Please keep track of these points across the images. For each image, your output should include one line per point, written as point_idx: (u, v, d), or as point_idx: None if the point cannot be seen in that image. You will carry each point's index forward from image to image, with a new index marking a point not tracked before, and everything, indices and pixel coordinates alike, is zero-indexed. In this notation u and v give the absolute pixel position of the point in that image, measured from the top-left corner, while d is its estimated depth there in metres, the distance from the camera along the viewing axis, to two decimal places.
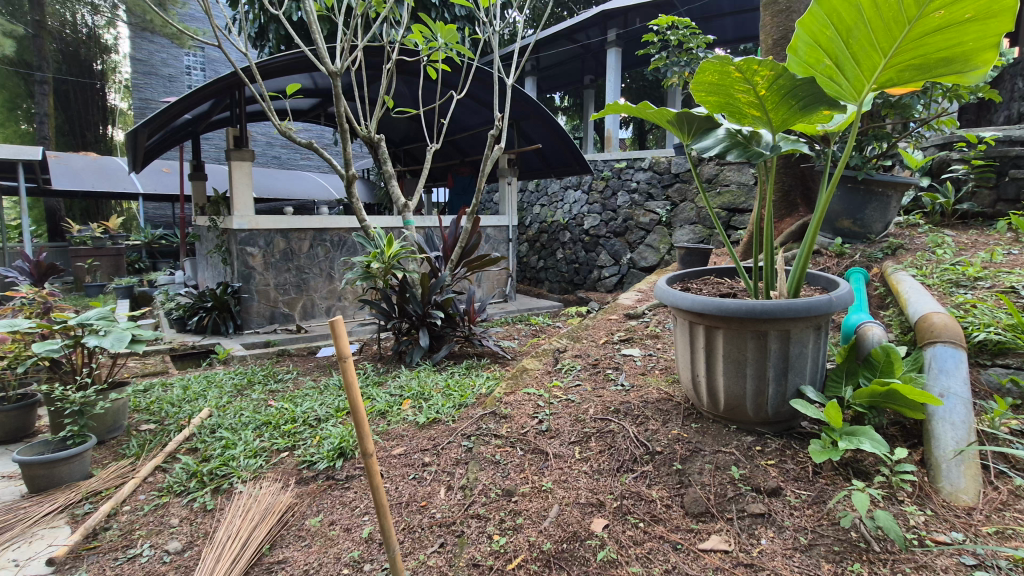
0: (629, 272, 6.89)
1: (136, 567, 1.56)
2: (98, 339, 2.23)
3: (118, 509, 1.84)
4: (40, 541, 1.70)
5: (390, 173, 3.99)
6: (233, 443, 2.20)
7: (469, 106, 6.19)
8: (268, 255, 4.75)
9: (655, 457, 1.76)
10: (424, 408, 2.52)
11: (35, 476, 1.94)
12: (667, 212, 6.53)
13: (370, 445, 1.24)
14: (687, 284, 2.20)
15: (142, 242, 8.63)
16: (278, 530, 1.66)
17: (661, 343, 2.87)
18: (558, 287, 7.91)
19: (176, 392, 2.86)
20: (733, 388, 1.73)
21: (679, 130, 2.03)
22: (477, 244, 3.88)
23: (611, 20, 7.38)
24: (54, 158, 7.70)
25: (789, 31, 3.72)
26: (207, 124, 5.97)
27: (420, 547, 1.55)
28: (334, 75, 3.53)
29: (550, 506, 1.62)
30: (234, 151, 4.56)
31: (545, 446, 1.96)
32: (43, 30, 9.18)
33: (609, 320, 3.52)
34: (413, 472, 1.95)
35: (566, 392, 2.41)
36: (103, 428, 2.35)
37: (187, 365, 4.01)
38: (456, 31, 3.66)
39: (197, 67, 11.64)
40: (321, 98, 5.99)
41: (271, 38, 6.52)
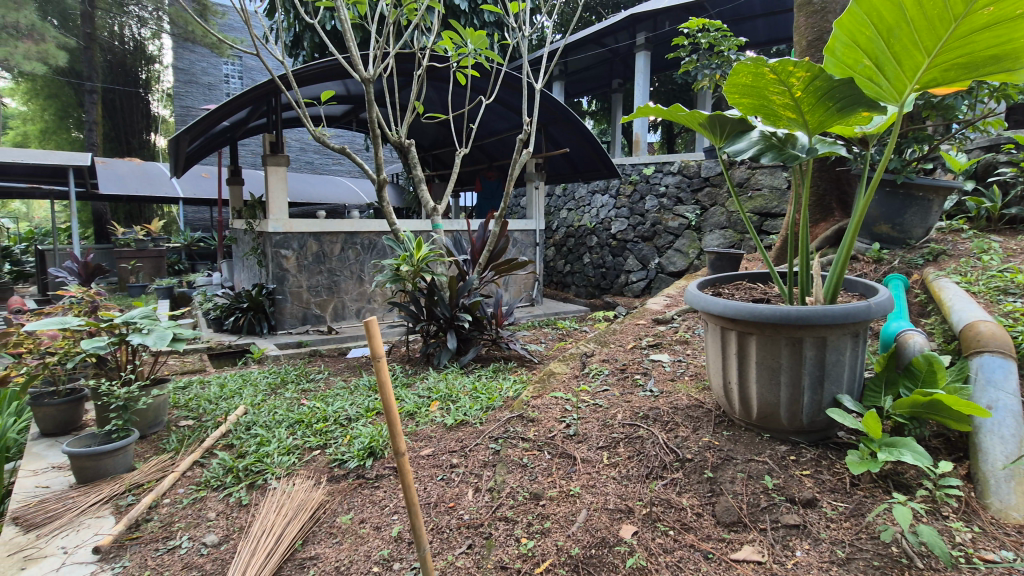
0: (658, 277, 6.80)
1: (176, 558, 1.61)
2: (142, 337, 2.32)
3: (159, 502, 1.91)
4: (87, 530, 1.77)
5: (420, 177, 4.03)
6: (267, 441, 2.26)
7: (498, 110, 6.23)
8: (301, 257, 4.86)
9: (685, 464, 1.73)
10: (452, 410, 2.55)
11: (83, 468, 2.03)
12: (697, 216, 6.44)
13: (402, 444, 1.26)
14: (718, 290, 2.17)
15: (181, 245, 8.96)
16: (310, 526, 1.70)
17: (691, 349, 2.83)
18: (585, 291, 7.87)
19: (213, 390, 2.96)
20: (766, 396, 1.69)
21: (711, 133, 2.00)
22: (505, 247, 3.90)
23: (640, 23, 7.34)
24: (101, 164, 8.04)
25: (824, 32, 3.64)
26: (244, 132, 6.16)
27: (448, 547, 1.56)
28: (367, 82, 3.60)
29: (579, 511, 1.61)
30: (269, 156, 4.70)
31: (573, 450, 1.95)
32: (93, 43, 9.63)
33: (637, 325, 3.48)
34: (441, 473, 1.97)
35: (594, 396, 2.39)
36: (145, 423, 2.44)
37: (223, 364, 4.14)
38: (486, 37, 3.70)
39: (235, 75, 12.04)
40: (353, 104, 6.13)
41: (305, 46, 6.71)
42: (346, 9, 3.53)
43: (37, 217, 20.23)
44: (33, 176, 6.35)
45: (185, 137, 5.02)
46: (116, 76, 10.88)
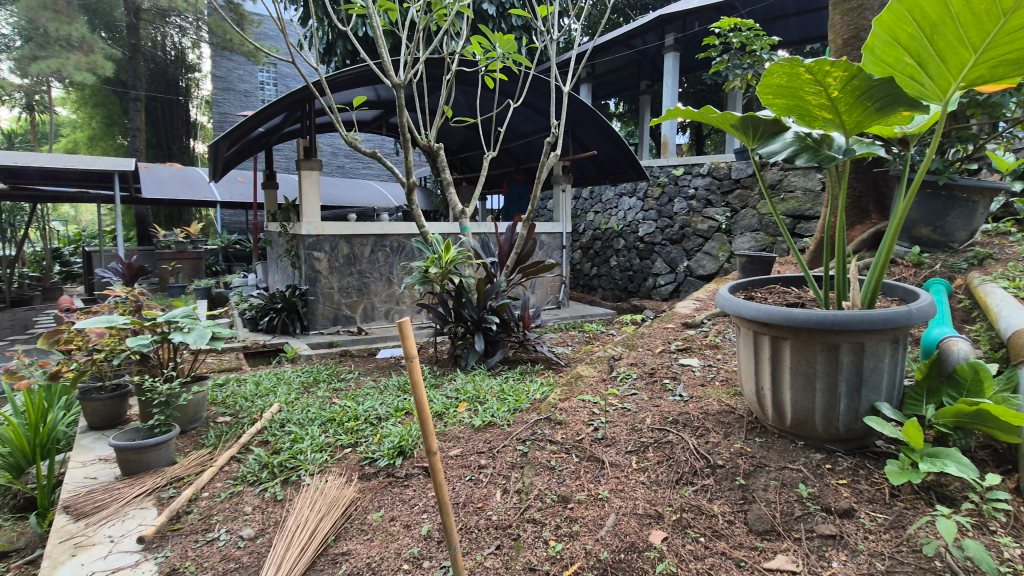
0: (686, 281, 6.71)
1: (214, 550, 1.67)
2: (183, 335, 2.41)
3: (198, 495, 1.98)
4: (131, 520, 1.85)
5: (449, 180, 4.07)
6: (301, 438, 2.32)
7: (526, 114, 6.26)
8: (332, 259, 4.97)
9: (716, 471, 1.71)
10: (480, 411, 2.57)
11: (128, 460, 2.12)
12: (727, 219, 6.33)
13: (434, 443, 1.28)
14: (751, 294, 2.13)
15: (218, 247, 9.26)
16: (342, 522, 1.73)
17: (721, 353, 2.78)
18: (612, 294, 7.81)
19: (249, 387, 3.05)
20: (800, 402, 1.66)
21: (743, 134, 1.97)
22: (533, 250, 3.91)
23: (669, 24, 7.26)
24: (144, 169, 8.39)
25: (862, 29, 3.54)
26: (279, 137, 6.33)
27: (477, 547, 1.57)
28: (398, 87, 3.66)
29: (607, 515, 1.60)
30: (303, 161, 4.82)
31: (601, 454, 1.94)
32: (138, 53, 10.06)
33: (666, 329, 3.44)
34: (470, 473, 1.98)
35: (622, 400, 2.38)
36: (185, 419, 2.54)
37: (258, 363, 4.27)
38: (515, 41, 3.72)
39: (270, 82, 12.39)
40: (384, 109, 6.24)
41: (338, 53, 6.86)
42: (378, 16, 3.59)
43: (84, 220, 21.19)
44: (82, 181, 6.66)
45: (223, 143, 5.19)
46: (158, 84, 11.33)
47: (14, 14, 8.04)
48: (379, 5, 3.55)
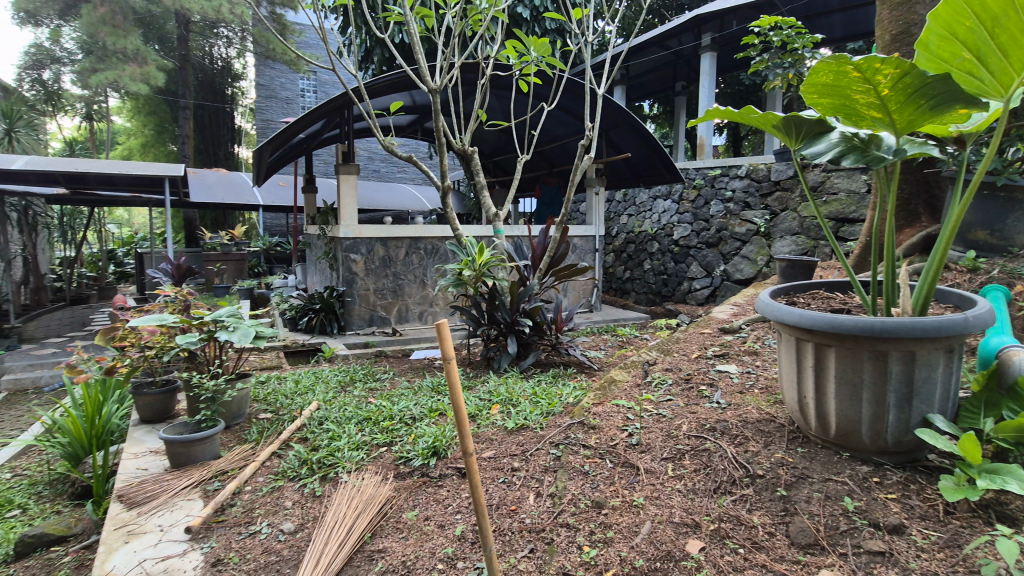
0: (723, 285, 6.55)
1: (257, 543, 1.72)
2: (228, 334, 2.51)
3: (242, 489, 2.04)
4: (179, 510, 1.93)
5: (483, 183, 4.08)
6: (339, 436, 2.37)
7: (559, 117, 6.26)
8: (368, 261, 5.07)
9: (756, 481, 1.66)
10: (513, 414, 2.57)
11: (176, 453, 2.21)
12: (766, 222, 6.16)
13: (471, 445, 1.30)
14: (793, 298, 2.07)
15: (260, 249, 9.58)
16: (378, 520, 1.76)
17: (760, 360, 2.70)
18: (645, 298, 7.71)
19: (289, 385, 3.14)
20: (846, 412, 1.59)
21: (785, 134, 1.91)
22: (566, 253, 3.89)
23: (706, 24, 7.13)
24: (192, 174, 8.77)
25: (911, 24, 3.39)
26: (319, 142, 6.51)
27: (510, 550, 1.57)
28: (434, 92, 3.70)
29: (643, 522, 1.58)
30: (341, 165, 4.94)
31: (636, 460, 1.91)
32: (187, 64, 10.52)
33: (702, 334, 3.37)
34: (502, 476, 1.99)
35: (657, 405, 2.34)
36: (229, 414, 2.63)
37: (297, 362, 4.40)
38: (550, 44, 3.72)
39: (310, 89, 12.76)
40: (419, 114, 6.34)
41: (375, 59, 7.01)
42: (415, 23, 3.65)
43: (138, 224, 22.36)
44: (135, 186, 6.99)
45: (267, 148, 5.38)
46: (207, 93, 11.89)
47: (77, 29, 8.54)
48: (416, 12, 3.60)
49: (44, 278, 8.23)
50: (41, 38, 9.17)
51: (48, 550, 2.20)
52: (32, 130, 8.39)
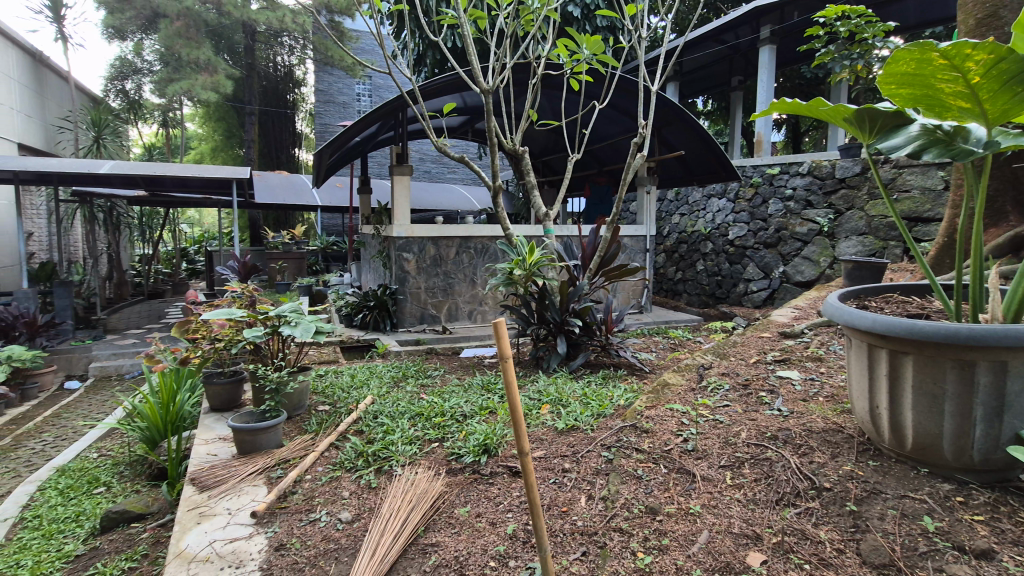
0: (782, 287, 6.27)
1: (317, 530, 1.78)
2: (291, 329, 2.63)
3: (302, 477, 2.13)
4: (245, 496, 2.03)
5: (533, 183, 4.07)
6: (392, 430, 2.43)
7: (610, 114, 6.17)
8: (420, 261, 5.17)
9: (823, 494, 1.57)
10: (563, 414, 2.55)
11: (243, 440, 2.33)
12: (829, 221, 5.84)
13: (526, 443, 1.30)
14: (864, 302, 1.95)
15: (319, 248, 9.96)
16: (431, 515, 1.78)
17: (825, 367, 2.56)
18: (698, 299, 7.48)
19: (345, 379, 3.26)
20: (925, 425, 1.48)
21: (858, 128, 1.79)
22: (617, 253, 3.82)
23: (765, 16, 6.85)
24: (257, 177, 9.25)
25: (1001, 6, 3.12)
26: (374, 144, 6.70)
27: (562, 552, 1.55)
28: (486, 93, 3.72)
29: (700, 531, 1.53)
30: (395, 167, 5.06)
31: (692, 467, 1.86)
32: (253, 72, 11.09)
33: (761, 339, 3.23)
34: (553, 476, 1.97)
35: (713, 411, 2.26)
36: (291, 405, 2.75)
37: (353, 356, 4.56)
38: (602, 41, 3.66)
39: (366, 93, 13.17)
40: (471, 115, 6.41)
41: (428, 62, 7.15)
42: (468, 25, 3.68)
43: (207, 224, 23.79)
44: (205, 188, 7.40)
45: (326, 151, 5.59)
46: (271, 99, 12.51)
47: (156, 42, 9.17)
48: (469, 15, 3.64)
49: (126, 274, 8.89)
50: (126, 51, 9.93)
51: (129, 527, 2.37)
52: (117, 137, 9.09)
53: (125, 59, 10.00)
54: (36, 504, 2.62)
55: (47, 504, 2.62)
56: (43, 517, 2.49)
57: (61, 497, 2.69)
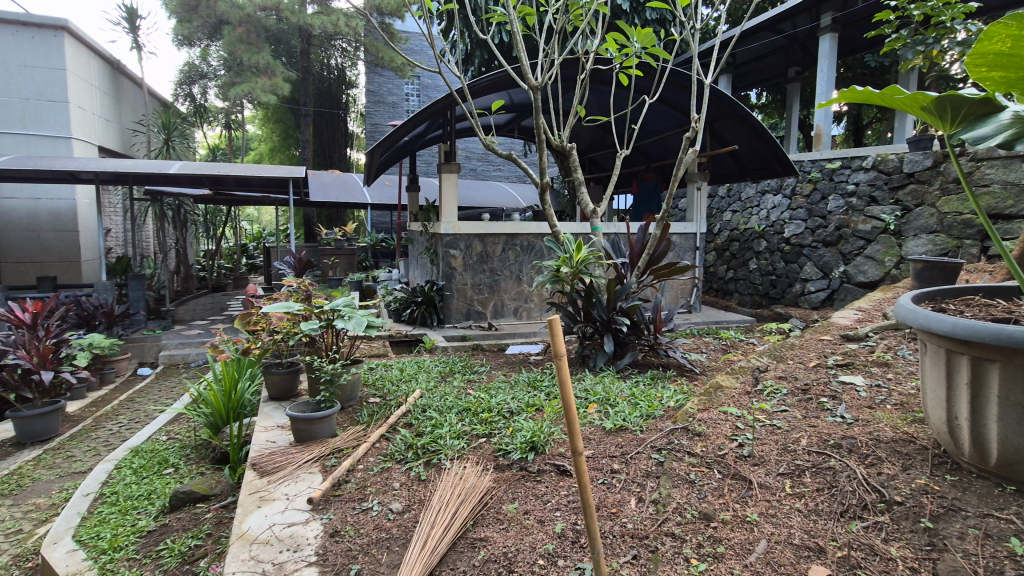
0: (843, 287, 5.94)
1: (370, 518, 1.83)
2: (345, 322, 2.70)
3: (355, 467, 2.19)
4: (302, 482, 2.11)
5: (581, 180, 4.00)
6: (441, 424, 2.47)
7: (660, 109, 6.02)
8: (467, 258, 5.22)
9: (893, 508, 1.48)
10: (611, 414, 2.51)
11: (299, 429, 2.42)
12: (896, 218, 5.49)
13: (579, 442, 1.29)
14: (940, 305, 1.81)
15: (369, 245, 10.23)
16: (479, 509, 1.80)
17: (893, 373, 2.41)
18: (750, 299, 7.22)
19: (395, 372, 3.34)
20: (1014, 439, 1.36)
21: (937, 117, 1.66)
22: (666, 251, 3.73)
23: (826, 3, 6.50)
24: (311, 176, 9.62)
25: None
26: (423, 142, 6.80)
27: (612, 554, 1.52)
28: (535, 90, 3.69)
29: (757, 540, 1.47)
30: (443, 165, 5.13)
31: (748, 473, 1.79)
32: (308, 74, 11.51)
33: (821, 342, 3.07)
34: (602, 477, 1.94)
35: (771, 416, 2.17)
36: (344, 397, 2.83)
37: (401, 351, 4.66)
38: (654, 33, 3.55)
39: (414, 93, 13.41)
40: (518, 112, 6.40)
41: (476, 61, 7.20)
42: (517, 21, 3.65)
43: (264, 222, 24.81)
44: (264, 187, 7.73)
45: (377, 150, 5.73)
46: (325, 101, 12.93)
47: (220, 48, 9.65)
48: (518, 11, 3.61)
49: (192, 268, 9.43)
50: (193, 57, 10.51)
51: (194, 507, 2.50)
52: (184, 138, 9.64)
53: (192, 65, 10.60)
54: (113, 482, 2.82)
55: (123, 482, 2.81)
56: (119, 493, 2.68)
57: (135, 475, 2.88)
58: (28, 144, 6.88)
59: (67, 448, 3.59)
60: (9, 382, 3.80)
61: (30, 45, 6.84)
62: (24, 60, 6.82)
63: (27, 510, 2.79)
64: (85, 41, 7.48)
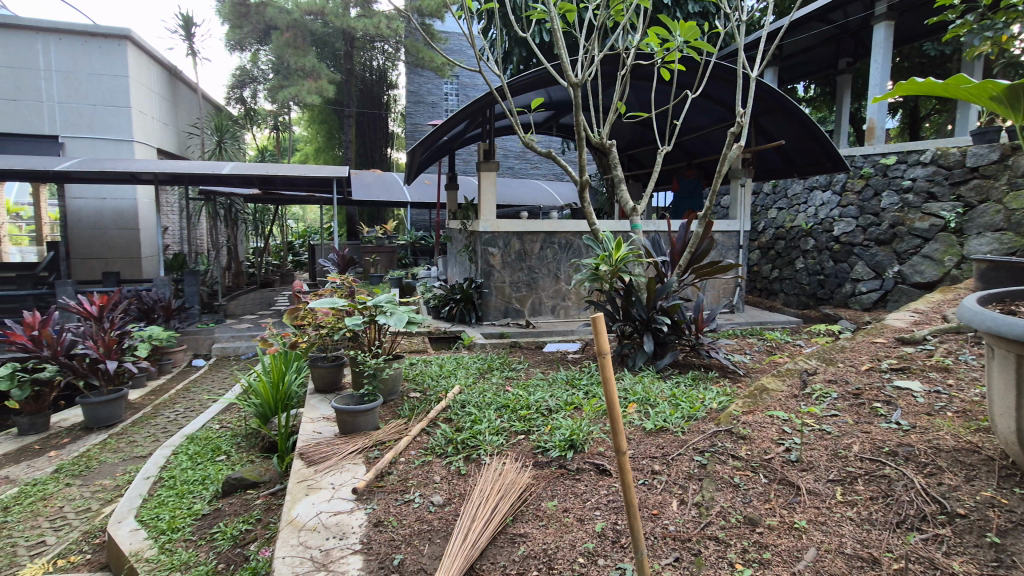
0: (897, 288, 5.66)
1: (412, 510, 1.87)
2: (387, 318, 2.77)
3: (397, 459, 2.24)
4: (347, 473, 2.17)
5: (621, 177, 3.94)
6: (480, 420, 2.49)
7: (703, 104, 5.87)
8: (505, 255, 5.25)
9: (955, 521, 1.41)
10: (651, 415, 2.47)
11: (344, 421, 2.50)
12: (957, 216, 5.18)
13: (623, 441, 1.28)
14: (1009, 308, 1.70)
15: (408, 243, 10.40)
16: (519, 505, 1.81)
17: (954, 378, 2.27)
18: (796, 299, 6.97)
19: (434, 368, 3.39)
20: None
21: (1007, 107, 1.57)
22: (708, 249, 3.64)
23: None
24: (354, 176, 9.88)
25: None
26: (462, 142, 6.85)
27: (654, 555, 1.50)
28: (575, 87, 3.65)
29: (807, 548, 1.43)
30: (482, 164, 5.16)
31: (796, 478, 1.73)
32: (351, 76, 11.80)
33: (874, 345, 2.94)
34: (643, 477, 1.92)
35: (820, 420, 2.10)
36: (386, 391, 2.90)
37: (440, 347, 4.73)
38: (698, 26, 3.45)
39: (453, 93, 13.55)
40: (556, 110, 6.36)
41: (514, 59, 7.20)
42: (557, 18, 3.62)
43: (309, 219, 25.80)
44: (310, 187, 7.98)
45: (418, 150, 5.81)
46: (367, 102, 13.22)
47: (270, 52, 10.02)
48: (559, 8, 3.57)
49: (242, 264, 9.83)
50: (245, 62, 10.97)
51: (245, 492, 2.61)
52: (235, 140, 10.06)
53: (243, 69, 11.06)
54: (171, 466, 2.98)
55: (179, 467, 2.96)
56: (176, 478, 2.83)
57: (190, 461, 3.04)
58: (96, 147, 7.35)
59: (130, 433, 3.82)
60: (79, 370, 4.06)
61: (97, 54, 7.30)
62: (92, 68, 7.29)
63: (95, 490, 2.98)
64: (146, 49, 7.91)
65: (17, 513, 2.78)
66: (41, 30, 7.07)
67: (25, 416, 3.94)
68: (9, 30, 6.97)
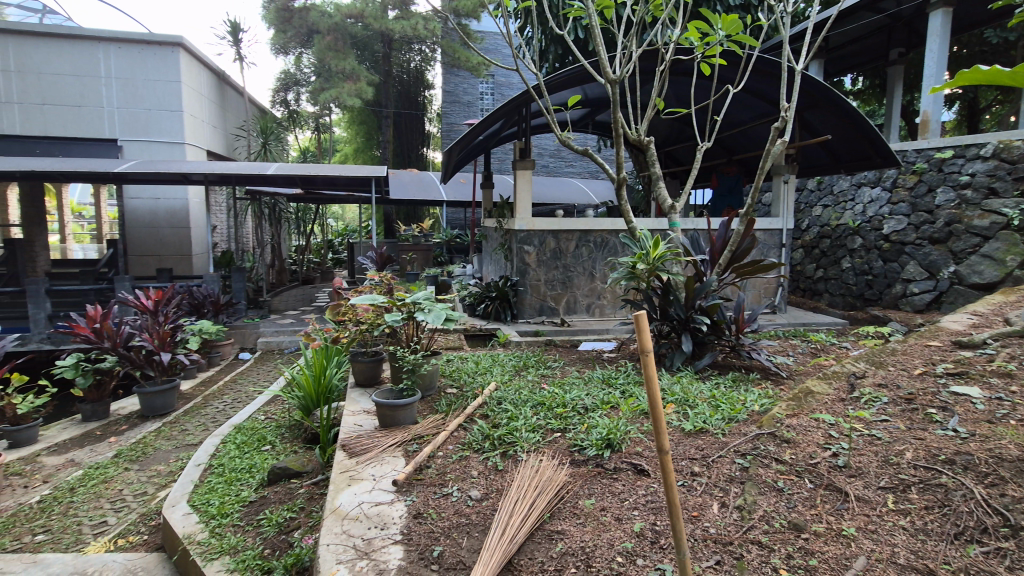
0: (953, 288, 5.37)
1: (450, 504, 1.90)
2: (424, 315, 2.81)
3: (435, 453, 2.27)
4: (387, 465, 2.22)
5: (659, 174, 3.87)
6: (516, 416, 2.51)
7: (744, 98, 5.71)
8: (540, 254, 5.25)
9: (1019, 534, 1.34)
10: (690, 416, 2.43)
11: (384, 415, 2.55)
12: (1021, 212, 4.87)
13: (665, 440, 1.27)
14: None
15: (444, 241, 10.49)
16: (556, 502, 1.81)
17: (1019, 385, 2.13)
18: (841, 300, 6.70)
19: (470, 365, 3.43)
20: None
21: None
22: (750, 247, 3.53)
23: None
24: (392, 175, 10.05)
25: None
26: (498, 141, 6.88)
27: (695, 557, 1.48)
28: (612, 84, 3.60)
29: (856, 556, 1.39)
30: (518, 162, 5.17)
31: (843, 484, 1.68)
32: (389, 77, 12.02)
33: (927, 348, 2.80)
34: (681, 478, 1.89)
35: (869, 425, 2.02)
36: (424, 386, 2.95)
37: (476, 344, 4.77)
38: (741, 19, 3.35)
39: (488, 92, 13.61)
40: (593, 107, 6.30)
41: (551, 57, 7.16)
42: (595, 15, 3.57)
43: (349, 219, 26.56)
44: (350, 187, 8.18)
45: (454, 150, 5.86)
46: (405, 102, 13.44)
47: (312, 56, 10.31)
48: (597, 4, 3.53)
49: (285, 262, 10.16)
50: (289, 66, 11.53)
51: (289, 481, 2.70)
52: (279, 141, 10.41)
53: (288, 73, 11.64)
54: (220, 454, 3.12)
55: (228, 455, 3.09)
56: (225, 465, 2.95)
57: (238, 450, 3.17)
58: (151, 150, 7.75)
59: (182, 422, 4.01)
60: (136, 361, 4.30)
61: (152, 61, 7.66)
62: (147, 75, 7.66)
63: (150, 475, 3.15)
64: (197, 55, 8.26)
65: (81, 494, 2.96)
66: (102, 40, 7.52)
67: (87, 404, 4.17)
68: (75, 40, 7.46)
